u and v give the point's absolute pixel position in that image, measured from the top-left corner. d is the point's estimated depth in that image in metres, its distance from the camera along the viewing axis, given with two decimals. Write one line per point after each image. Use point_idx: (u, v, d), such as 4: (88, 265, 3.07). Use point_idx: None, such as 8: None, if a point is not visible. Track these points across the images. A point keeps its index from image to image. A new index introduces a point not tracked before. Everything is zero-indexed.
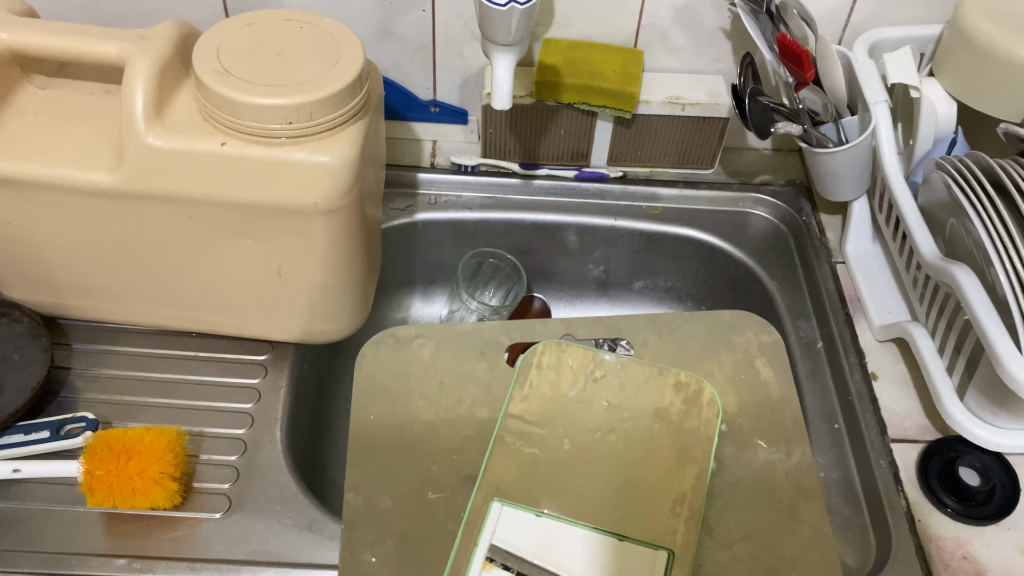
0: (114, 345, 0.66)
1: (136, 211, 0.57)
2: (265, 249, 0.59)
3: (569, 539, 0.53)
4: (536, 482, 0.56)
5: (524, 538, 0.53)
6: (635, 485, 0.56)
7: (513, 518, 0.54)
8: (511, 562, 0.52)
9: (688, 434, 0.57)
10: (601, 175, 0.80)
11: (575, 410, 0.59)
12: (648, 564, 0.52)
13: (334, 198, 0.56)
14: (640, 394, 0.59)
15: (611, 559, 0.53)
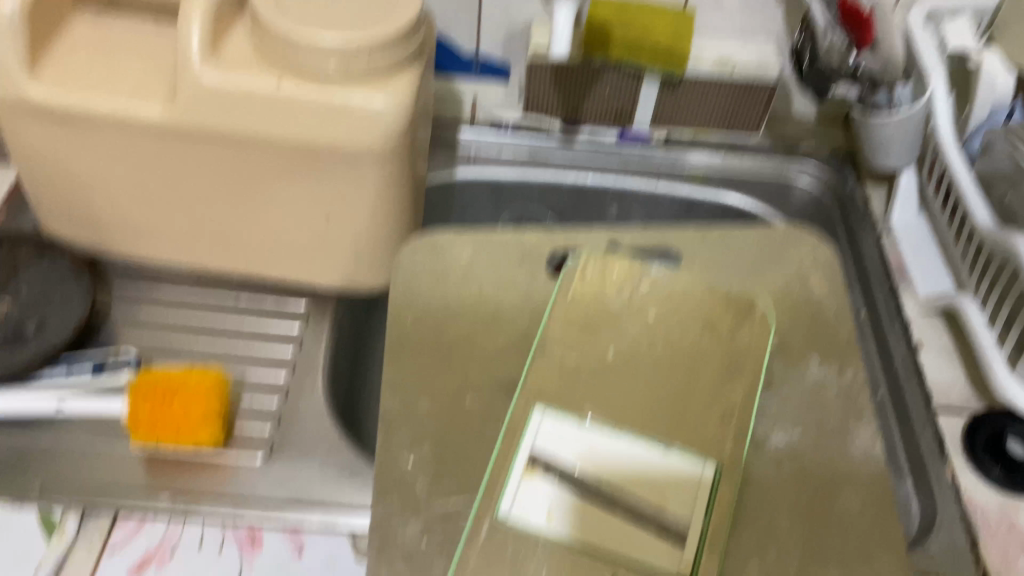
0: (154, 289, 0.66)
1: (186, 149, 0.56)
2: (314, 193, 0.58)
3: (614, 446, 0.50)
4: (577, 388, 0.53)
5: (566, 445, 0.50)
6: (684, 396, 0.53)
7: (556, 428, 0.51)
8: (555, 470, 0.49)
9: (739, 346, 0.55)
10: (643, 137, 0.78)
11: (619, 320, 0.57)
12: (697, 477, 0.49)
13: (387, 142, 0.55)
14: (690, 309, 0.57)
15: (657, 470, 0.50)
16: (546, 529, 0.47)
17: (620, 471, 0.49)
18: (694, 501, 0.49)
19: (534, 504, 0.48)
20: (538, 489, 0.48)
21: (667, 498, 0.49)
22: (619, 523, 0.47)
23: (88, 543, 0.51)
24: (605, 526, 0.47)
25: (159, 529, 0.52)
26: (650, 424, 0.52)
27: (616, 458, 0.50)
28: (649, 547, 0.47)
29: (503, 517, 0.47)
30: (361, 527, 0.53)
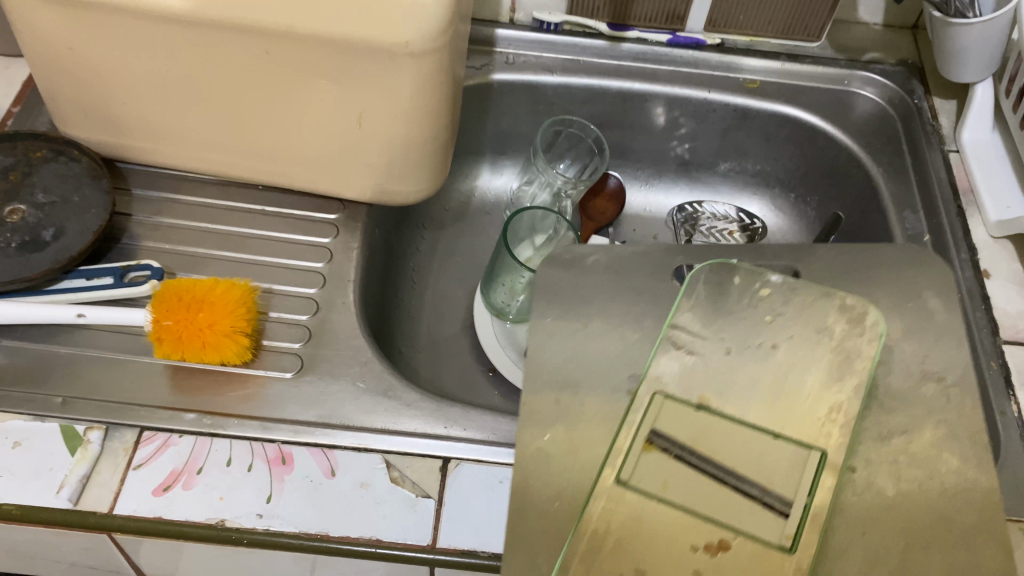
0: (176, 195, 0.62)
1: (209, 42, 0.51)
2: (347, 95, 0.54)
3: (738, 433, 0.42)
4: (689, 391, 0.44)
5: (684, 424, 0.42)
6: (786, 402, 0.44)
7: (683, 365, 0.45)
8: (672, 447, 0.41)
9: (849, 352, 0.46)
10: (697, 40, 0.73)
11: (736, 325, 0.47)
12: (804, 464, 0.41)
13: (426, 38, 0.50)
14: (803, 316, 0.47)
15: (761, 453, 0.42)
16: (662, 497, 0.40)
17: (736, 459, 0.41)
18: (801, 477, 0.41)
19: (650, 476, 0.40)
20: (653, 467, 0.41)
21: (773, 478, 0.41)
22: (735, 513, 0.39)
23: (114, 458, 0.49)
24: (712, 505, 0.40)
25: (184, 446, 0.50)
26: (762, 417, 0.43)
27: (734, 443, 0.42)
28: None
29: (625, 481, 0.40)
30: (394, 449, 0.51)
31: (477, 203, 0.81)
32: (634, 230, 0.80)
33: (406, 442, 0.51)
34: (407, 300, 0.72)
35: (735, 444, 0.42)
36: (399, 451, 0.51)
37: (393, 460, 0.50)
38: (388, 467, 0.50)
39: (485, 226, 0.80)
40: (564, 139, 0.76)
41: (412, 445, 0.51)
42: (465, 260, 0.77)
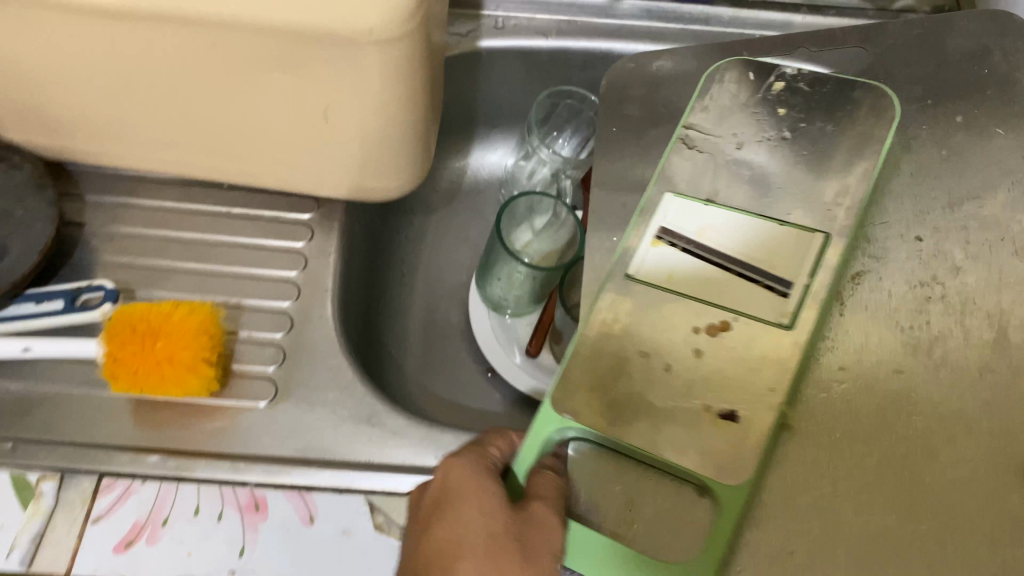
0: (132, 199, 0.56)
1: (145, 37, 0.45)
2: (309, 88, 0.47)
3: (740, 224, 0.44)
4: (698, 187, 0.46)
5: (690, 221, 0.44)
6: (806, 182, 0.45)
7: (694, 161, 0.47)
8: (686, 236, 0.44)
9: (861, 137, 0.46)
10: None
11: (748, 109, 0.49)
12: (807, 245, 0.43)
13: (392, 24, 0.43)
14: (829, 104, 0.48)
15: (772, 237, 0.43)
16: (665, 288, 0.43)
17: (748, 245, 0.43)
18: (805, 255, 0.43)
19: (665, 263, 0.44)
20: (668, 255, 0.44)
21: (776, 265, 0.43)
22: (743, 293, 0.42)
23: (71, 512, 0.44)
24: (722, 290, 0.42)
25: (148, 493, 0.45)
26: (766, 209, 0.45)
27: (749, 228, 0.44)
28: (744, 360, 0.41)
29: (635, 274, 0.44)
30: (379, 488, 0.46)
31: (470, 181, 0.74)
32: None
33: (392, 480, 0.46)
34: (394, 297, 0.67)
35: (754, 245, 0.43)
36: (384, 491, 0.46)
37: (378, 502, 0.46)
38: (372, 510, 0.45)
39: (480, 206, 0.74)
40: (560, 108, 0.69)
41: (398, 483, 0.46)
42: (459, 246, 0.71)
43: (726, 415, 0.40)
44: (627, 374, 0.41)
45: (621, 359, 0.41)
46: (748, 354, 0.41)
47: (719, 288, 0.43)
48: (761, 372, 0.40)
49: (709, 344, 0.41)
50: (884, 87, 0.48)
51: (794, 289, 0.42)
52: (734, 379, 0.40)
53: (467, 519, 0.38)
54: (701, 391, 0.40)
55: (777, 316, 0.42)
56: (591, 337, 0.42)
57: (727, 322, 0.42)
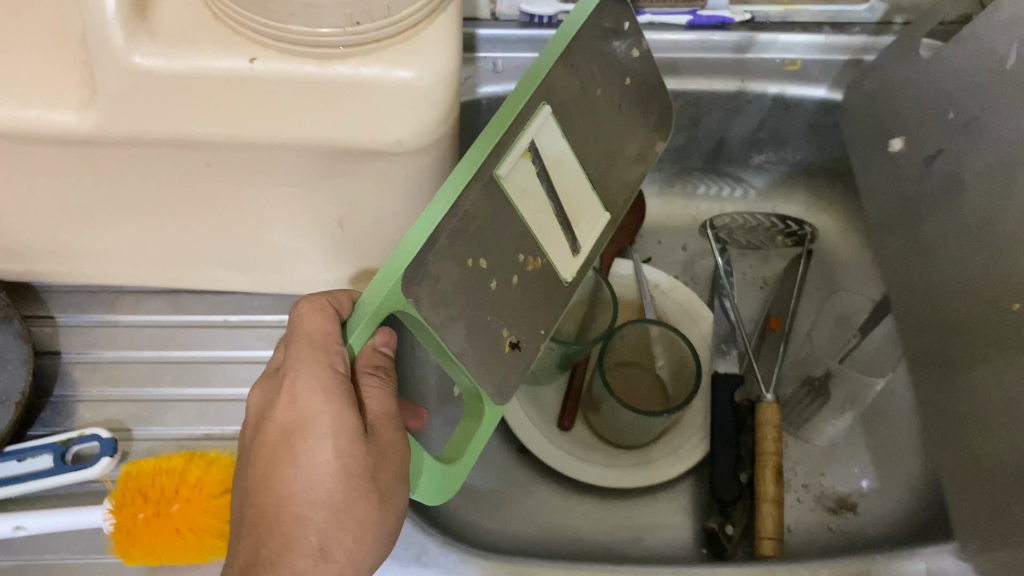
0: (112, 316, 0.50)
1: (126, 160, 0.38)
2: (317, 198, 0.41)
3: (570, 171, 0.45)
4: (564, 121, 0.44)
5: (551, 148, 0.43)
6: (613, 155, 0.48)
7: (560, 85, 0.43)
8: (541, 164, 0.43)
9: (645, 146, 0.50)
10: (723, 19, 0.60)
11: (601, 59, 0.46)
12: (595, 222, 0.48)
13: (423, 131, 0.37)
14: (642, 89, 0.50)
15: (583, 196, 0.46)
16: (514, 206, 0.42)
17: (567, 191, 0.45)
18: (594, 229, 0.48)
19: (516, 182, 0.41)
20: (522, 175, 0.42)
21: (576, 222, 0.46)
22: (550, 231, 0.45)
23: None
24: (546, 227, 0.44)
25: None
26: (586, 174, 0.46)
27: (573, 179, 0.45)
28: (542, 279, 0.45)
29: (500, 179, 0.40)
30: None
31: None
32: (659, 241, 0.70)
33: None
34: None
35: (575, 193, 0.46)
36: None
37: None
38: None
39: None
40: None
41: None
42: None
43: (512, 338, 0.43)
44: (459, 288, 0.40)
45: (459, 264, 0.40)
46: (538, 288, 0.45)
47: (545, 208, 0.44)
48: (547, 288, 0.45)
49: (520, 274, 0.43)
50: (670, 113, 0.52)
51: (577, 245, 0.47)
52: (519, 308, 0.43)
53: (318, 472, 0.35)
54: (512, 313, 0.43)
55: (565, 259, 0.46)
56: (452, 274, 0.39)
57: (535, 259, 0.44)
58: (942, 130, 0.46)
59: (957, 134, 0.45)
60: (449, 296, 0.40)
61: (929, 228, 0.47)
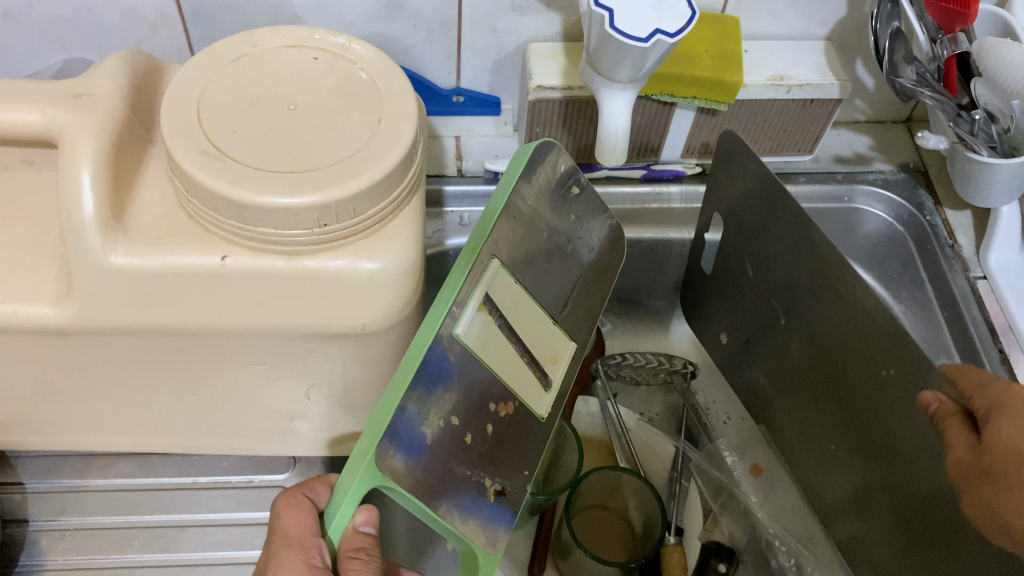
0: (83, 480, 0.51)
1: (100, 347, 0.39)
2: (289, 373, 0.42)
3: (530, 313, 0.43)
4: (516, 270, 0.42)
5: (506, 296, 0.41)
6: (572, 285, 0.46)
7: (511, 237, 0.41)
8: (498, 312, 0.40)
9: (605, 270, 0.49)
10: (676, 172, 0.64)
11: (547, 194, 0.44)
12: (562, 354, 0.45)
13: (388, 316, 0.39)
14: (592, 223, 0.48)
15: (547, 331, 0.44)
16: (481, 359, 0.39)
17: (533, 331, 0.43)
18: (560, 361, 0.46)
19: (477, 335, 0.39)
20: (483, 328, 0.39)
21: (541, 355, 0.44)
22: (521, 376, 0.42)
23: None
24: (513, 372, 0.42)
25: None
26: (545, 315, 0.44)
27: (535, 316, 0.43)
28: (516, 425, 0.42)
29: (461, 336, 0.38)
30: None
31: None
32: None
33: None
34: None
35: (539, 332, 0.44)
36: None
37: None
38: None
39: None
40: None
41: None
42: None
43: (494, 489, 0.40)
44: (432, 456, 0.36)
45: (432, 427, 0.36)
46: (514, 434, 0.42)
47: (512, 353, 0.42)
48: (524, 427, 0.43)
49: (493, 423, 0.41)
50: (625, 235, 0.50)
51: (548, 379, 0.45)
52: (497, 459, 0.41)
53: None
54: (488, 469, 0.40)
55: (536, 397, 0.44)
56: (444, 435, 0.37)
57: (508, 406, 0.41)
58: (777, 252, 0.52)
59: (785, 252, 0.51)
60: (418, 455, 0.36)
61: (814, 339, 0.52)
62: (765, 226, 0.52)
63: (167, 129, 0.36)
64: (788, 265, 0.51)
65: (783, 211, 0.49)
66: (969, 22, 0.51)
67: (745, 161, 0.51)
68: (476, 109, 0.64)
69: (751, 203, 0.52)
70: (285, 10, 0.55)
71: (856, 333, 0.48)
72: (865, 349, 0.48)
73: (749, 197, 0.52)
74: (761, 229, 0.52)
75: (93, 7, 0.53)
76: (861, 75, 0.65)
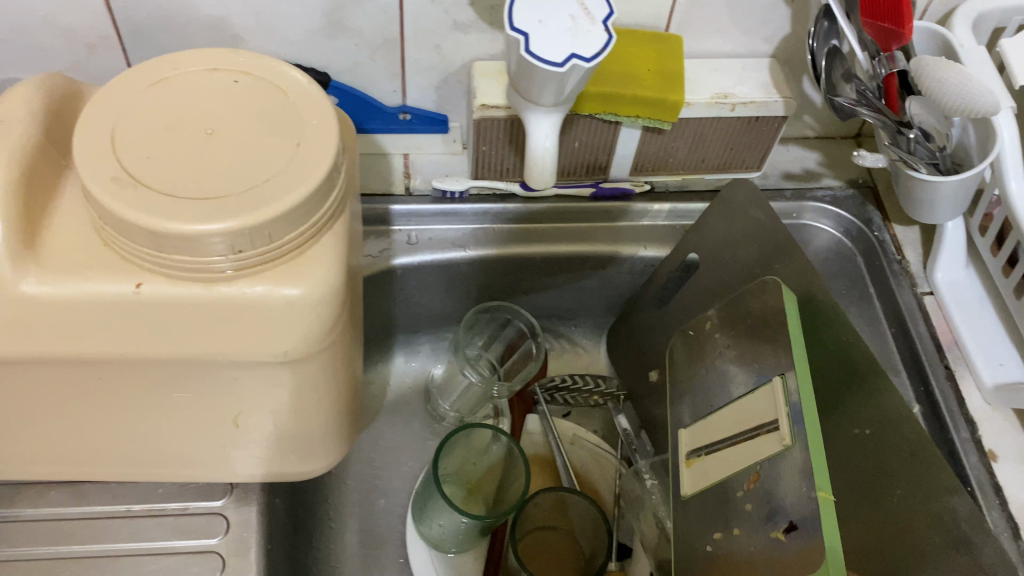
0: (11, 510, 0.49)
1: (18, 378, 0.38)
2: (213, 403, 0.41)
3: (757, 416, 0.45)
4: (708, 432, 0.49)
5: (716, 433, 0.48)
6: (756, 359, 0.47)
7: (720, 390, 0.50)
8: (706, 452, 0.49)
9: (761, 315, 0.48)
10: (624, 190, 0.64)
11: (720, 398, 0.50)
12: (776, 402, 0.43)
13: (313, 342, 0.39)
14: (746, 305, 0.50)
15: (751, 416, 0.45)
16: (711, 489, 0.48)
17: (739, 453, 0.45)
18: (777, 408, 0.43)
19: (705, 478, 0.48)
20: (704, 471, 0.49)
21: (762, 448, 0.43)
22: (753, 467, 0.44)
23: None
24: (741, 458, 0.45)
25: None
26: (744, 416, 0.46)
27: (741, 452, 0.45)
28: (779, 481, 0.42)
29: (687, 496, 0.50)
30: None
31: (393, 395, 0.70)
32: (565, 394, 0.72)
33: None
34: (325, 547, 0.61)
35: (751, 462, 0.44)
36: None
37: None
38: None
39: (407, 420, 0.69)
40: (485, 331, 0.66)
41: None
42: (389, 474, 0.65)
43: (783, 528, 0.41)
44: None
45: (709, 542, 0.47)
46: (777, 487, 0.42)
47: (744, 509, 0.44)
48: (795, 488, 0.41)
49: (752, 499, 0.44)
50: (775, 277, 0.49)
51: (778, 421, 0.42)
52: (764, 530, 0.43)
53: None
54: (769, 516, 0.42)
55: (772, 445, 0.42)
56: None
57: (751, 482, 0.44)
58: (762, 284, 0.54)
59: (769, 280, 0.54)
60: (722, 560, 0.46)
61: None
62: (763, 261, 0.54)
63: (79, 156, 0.35)
64: None
65: (783, 266, 0.53)
66: (905, 42, 0.51)
67: (751, 211, 0.55)
68: (423, 127, 0.63)
69: (756, 240, 0.55)
70: (224, 29, 0.54)
71: (828, 363, 0.51)
72: (841, 373, 0.50)
73: (754, 230, 0.55)
74: (755, 266, 0.55)
75: (24, 27, 0.52)
76: (808, 92, 0.65)
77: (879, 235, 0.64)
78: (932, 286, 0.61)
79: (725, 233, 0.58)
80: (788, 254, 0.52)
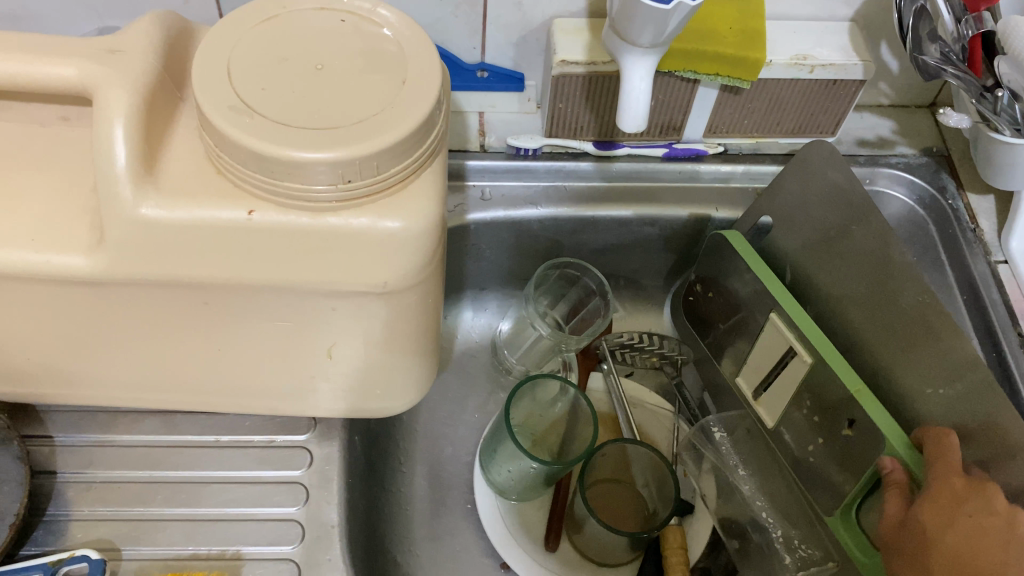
0: (108, 436, 0.52)
1: (129, 300, 0.41)
2: (309, 333, 0.43)
3: (765, 345, 0.57)
4: (760, 365, 0.58)
5: (755, 363, 0.59)
6: (751, 301, 0.58)
7: (730, 327, 0.61)
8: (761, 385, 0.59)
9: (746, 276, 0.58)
10: (697, 151, 0.65)
11: (750, 335, 0.59)
12: (781, 332, 0.55)
13: (409, 274, 0.40)
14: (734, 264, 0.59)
15: (765, 346, 0.57)
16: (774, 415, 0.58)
17: (777, 386, 0.57)
18: (783, 336, 0.55)
19: (775, 405, 0.57)
20: (773, 403, 0.58)
21: (771, 352, 0.56)
22: (784, 384, 0.56)
23: None
24: (780, 385, 0.56)
25: None
26: (762, 350, 0.58)
27: (755, 359, 0.59)
28: (817, 393, 0.53)
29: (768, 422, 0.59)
30: None
31: (460, 349, 0.72)
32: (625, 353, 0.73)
33: None
34: (395, 490, 0.63)
35: (799, 383, 0.54)
36: None
37: None
38: None
39: (473, 373, 0.71)
40: (558, 284, 0.66)
41: None
42: (456, 423, 0.67)
43: (846, 425, 0.51)
44: None
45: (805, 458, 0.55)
46: (821, 391, 0.52)
47: (804, 418, 0.54)
48: (829, 391, 0.51)
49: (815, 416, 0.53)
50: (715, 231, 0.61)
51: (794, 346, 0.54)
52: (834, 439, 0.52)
53: None
54: (835, 425, 0.52)
55: (799, 367, 0.53)
56: None
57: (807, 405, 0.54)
58: (838, 245, 0.55)
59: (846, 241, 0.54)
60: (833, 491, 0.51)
61: (857, 327, 0.54)
62: (842, 226, 0.54)
63: (197, 86, 0.37)
64: (842, 258, 0.54)
65: (864, 226, 0.52)
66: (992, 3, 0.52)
67: (826, 171, 0.55)
68: (500, 85, 0.64)
69: (833, 203, 0.55)
70: None
71: (897, 322, 0.51)
72: (909, 333, 0.50)
73: (831, 192, 0.55)
74: (832, 229, 0.55)
75: None
76: (885, 58, 0.64)
77: (954, 203, 0.64)
78: (1006, 255, 0.61)
79: (800, 192, 0.57)
80: (868, 217, 0.52)
